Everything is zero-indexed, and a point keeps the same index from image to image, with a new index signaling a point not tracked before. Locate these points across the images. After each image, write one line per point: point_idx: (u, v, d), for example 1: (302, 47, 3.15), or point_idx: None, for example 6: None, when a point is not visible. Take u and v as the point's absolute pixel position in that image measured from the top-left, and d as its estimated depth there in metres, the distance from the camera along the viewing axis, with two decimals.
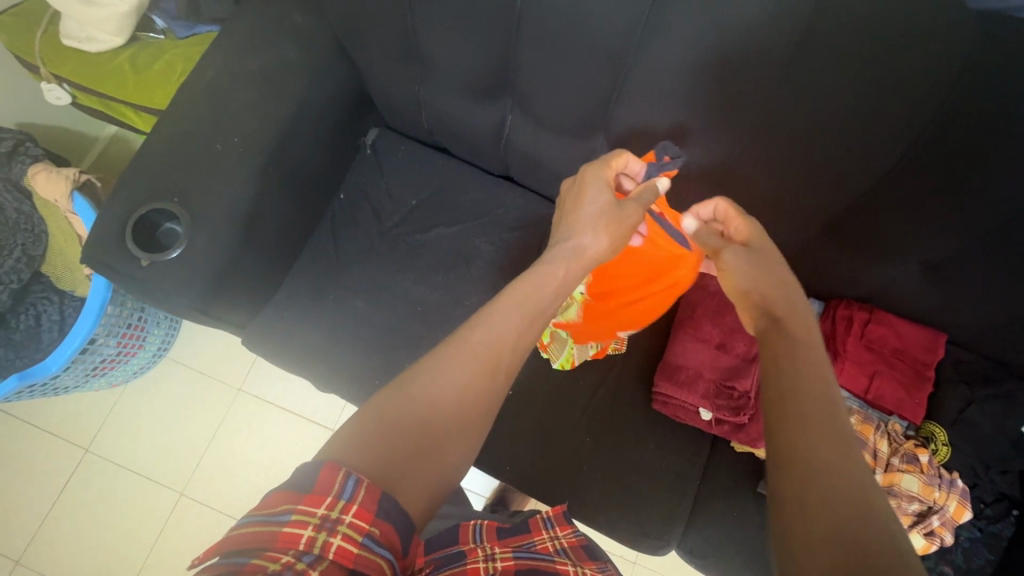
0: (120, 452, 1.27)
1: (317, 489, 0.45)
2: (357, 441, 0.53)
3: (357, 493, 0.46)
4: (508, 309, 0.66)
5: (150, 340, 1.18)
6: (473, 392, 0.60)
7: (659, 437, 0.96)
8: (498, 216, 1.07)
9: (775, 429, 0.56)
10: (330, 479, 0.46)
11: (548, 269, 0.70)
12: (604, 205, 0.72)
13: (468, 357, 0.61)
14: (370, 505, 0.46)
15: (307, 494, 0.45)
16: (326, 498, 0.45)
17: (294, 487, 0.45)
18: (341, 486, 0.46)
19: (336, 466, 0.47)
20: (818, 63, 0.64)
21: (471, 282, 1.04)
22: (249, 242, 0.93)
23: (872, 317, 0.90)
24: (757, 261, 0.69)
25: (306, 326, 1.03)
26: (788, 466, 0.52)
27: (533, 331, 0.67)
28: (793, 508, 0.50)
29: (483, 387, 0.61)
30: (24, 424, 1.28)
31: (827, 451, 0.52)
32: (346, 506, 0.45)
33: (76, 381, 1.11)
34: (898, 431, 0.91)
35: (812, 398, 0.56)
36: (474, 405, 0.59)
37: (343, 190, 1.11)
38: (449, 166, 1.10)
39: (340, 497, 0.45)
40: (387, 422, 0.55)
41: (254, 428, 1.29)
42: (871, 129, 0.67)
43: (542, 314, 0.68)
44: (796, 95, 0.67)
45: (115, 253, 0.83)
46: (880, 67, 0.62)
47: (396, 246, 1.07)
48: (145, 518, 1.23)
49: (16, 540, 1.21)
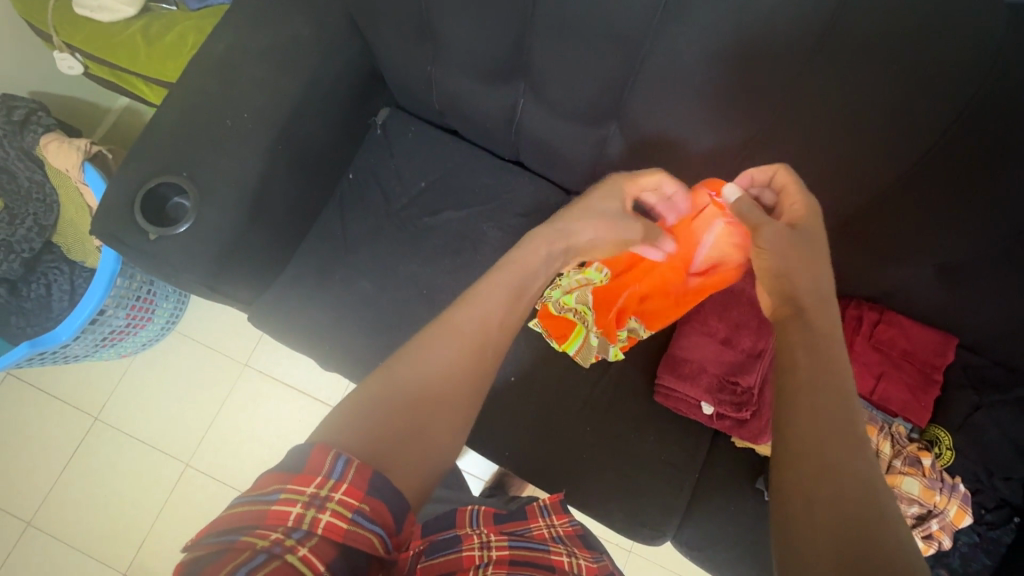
0: (129, 422, 1.30)
1: (307, 469, 0.46)
2: (357, 420, 0.53)
3: (347, 472, 0.46)
4: (491, 284, 0.68)
5: (158, 315, 1.19)
6: (459, 369, 0.60)
7: (660, 428, 0.95)
8: (507, 201, 1.07)
9: (784, 421, 0.55)
10: (320, 459, 0.46)
11: (534, 247, 0.74)
12: (605, 205, 0.78)
13: (453, 332, 0.62)
14: (360, 483, 0.46)
15: (296, 474, 0.45)
16: (315, 477, 0.45)
17: (286, 468, 0.46)
18: (330, 465, 0.46)
19: (326, 447, 0.47)
20: (840, 56, 0.62)
21: (478, 267, 1.04)
22: (257, 219, 0.93)
23: (882, 318, 0.89)
24: (798, 240, 0.66)
25: (312, 305, 1.03)
26: (797, 456, 0.52)
27: (521, 307, 0.69)
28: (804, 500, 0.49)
29: (468, 362, 0.61)
30: (36, 390, 1.31)
31: (841, 445, 0.51)
32: (335, 484, 0.45)
33: (87, 350, 1.13)
34: (902, 433, 0.88)
35: (829, 392, 0.55)
36: (472, 385, 0.60)
37: (352, 169, 1.11)
38: (459, 150, 1.09)
39: (329, 476, 0.45)
40: (379, 398, 0.55)
41: (259, 403, 1.31)
42: (889, 123, 0.65)
43: (529, 287, 0.71)
44: (813, 87, 0.65)
45: (124, 227, 0.83)
46: (909, 59, 0.60)
47: (404, 228, 1.06)
48: (152, 486, 1.26)
49: (26, 502, 1.25)
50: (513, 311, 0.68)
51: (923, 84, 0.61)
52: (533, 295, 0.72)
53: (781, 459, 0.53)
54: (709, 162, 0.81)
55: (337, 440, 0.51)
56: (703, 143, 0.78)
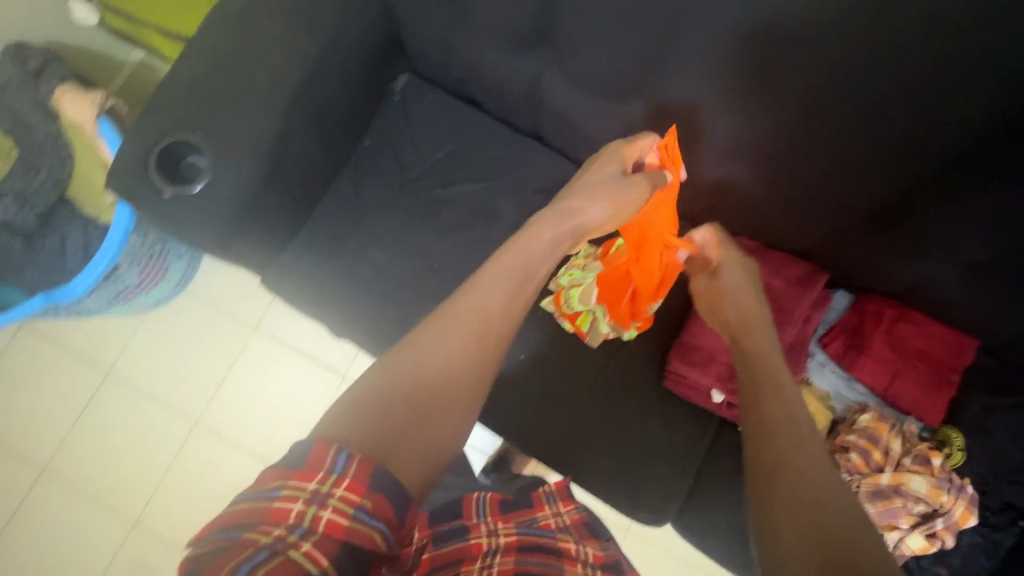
0: (140, 379, 1.31)
1: (308, 465, 0.45)
2: (352, 421, 0.51)
3: (349, 467, 0.46)
4: (488, 279, 0.67)
5: (170, 277, 1.19)
6: (459, 361, 0.59)
7: (666, 412, 0.95)
8: (524, 176, 1.05)
9: (755, 460, 0.61)
10: (321, 454, 0.46)
11: (536, 233, 0.74)
12: (609, 175, 0.79)
13: (451, 323, 0.62)
14: (361, 478, 0.46)
15: (298, 470, 0.45)
16: (317, 473, 0.45)
17: (286, 464, 0.46)
18: (331, 463, 0.46)
19: (327, 442, 0.47)
20: (891, 37, 0.58)
21: (491, 242, 1.02)
22: (271, 182, 0.92)
23: (902, 315, 0.87)
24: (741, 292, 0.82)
25: (323, 271, 1.02)
26: (770, 472, 0.59)
27: (519, 305, 0.68)
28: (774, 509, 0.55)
29: (466, 353, 0.60)
30: (49, 342, 1.32)
31: (801, 459, 0.59)
32: (337, 480, 0.45)
33: (99, 306, 1.13)
34: (913, 432, 0.85)
35: (784, 426, 0.63)
36: (475, 377, 0.60)
37: (367, 136, 1.08)
38: (478, 121, 1.06)
39: (330, 472, 0.45)
40: (379, 395, 0.54)
41: (268, 367, 1.32)
42: (932, 113, 0.61)
43: (530, 277, 0.70)
44: (855, 71, 0.61)
45: (137, 184, 0.82)
46: (967, 46, 0.55)
47: (418, 199, 1.05)
48: (161, 441, 1.29)
49: (40, 451, 1.28)
50: (512, 302, 0.67)
51: (974, 75, 0.57)
52: (533, 287, 0.71)
53: (760, 487, 0.58)
54: (736, 144, 0.78)
55: (339, 431, 0.50)
56: (733, 124, 0.75)
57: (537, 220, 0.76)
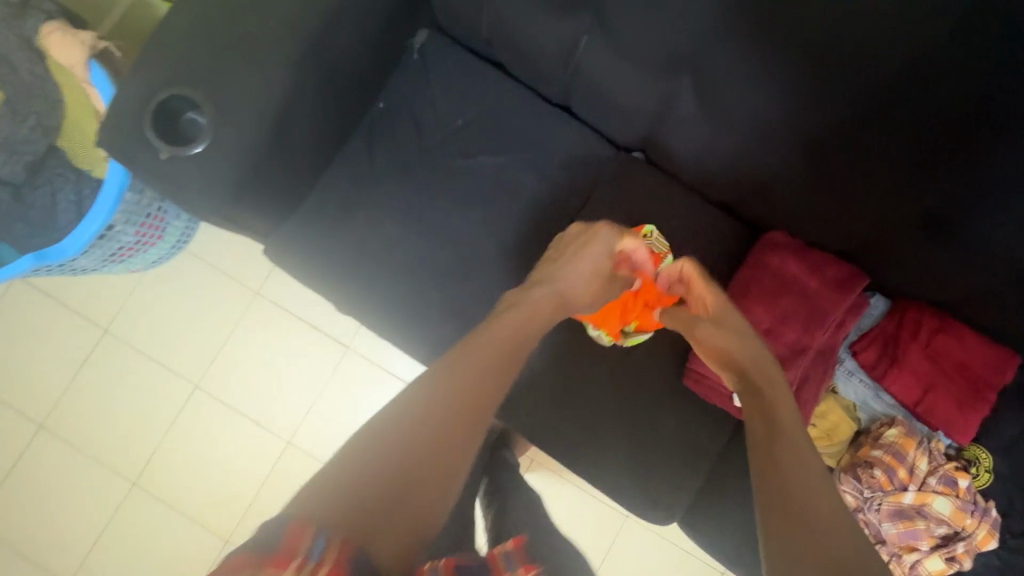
0: (138, 338, 1.28)
1: (281, 549, 0.40)
2: (337, 492, 0.48)
3: (327, 553, 0.41)
4: (478, 349, 0.68)
5: (169, 235, 1.13)
6: (449, 429, 0.58)
7: (682, 410, 0.92)
8: (549, 151, 0.97)
9: (763, 484, 0.60)
10: (296, 539, 0.41)
11: (531, 305, 0.76)
12: (598, 255, 0.82)
13: (443, 391, 0.61)
14: (341, 564, 0.41)
15: (268, 556, 0.39)
16: (290, 560, 0.39)
17: (255, 547, 0.40)
18: (309, 548, 0.41)
19: (305, 525, 0.43)
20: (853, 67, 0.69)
21: (511, 221, 0.96)
22: (278, 146, 0.85)
23: (943, 326, 0.81)
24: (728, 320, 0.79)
25: (330, 243, 0.96)
26: (773, 491, 0.58)
27: (509, 371, 0.68)
28: (778, 535, 0.54)
29: (458, 420, 0.59)
30: (44, 296, 1.28)
31: (807, 491, 0.57)
32: (313, 567, 0.40)
33: (95, 264, 1.09)
34: (940, 450, 0.84)
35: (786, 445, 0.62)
36: (461, 443, 0.59)
37: (383, 97, 1.00)
38: (503, 86, 0.98)
39: (307, 559, 0.40)
40: (366, 465, 0.51)
41: (271, 333, 1.28)
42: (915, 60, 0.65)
43: (524, 344, 0.73)
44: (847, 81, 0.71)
45: (133, 142, 0.75)
46: (934, 71, 0.66)
47: (435, 169, 0.98)
48: (161, 402, 1.27)
49: (38, 406, 1.26)
50: (528, 340, 0.74)
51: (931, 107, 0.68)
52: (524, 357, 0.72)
53: (767, 511, 0.57)
54: None
55: (316, 508, 0.46)
56: None
57: (517, 297, 0.78)
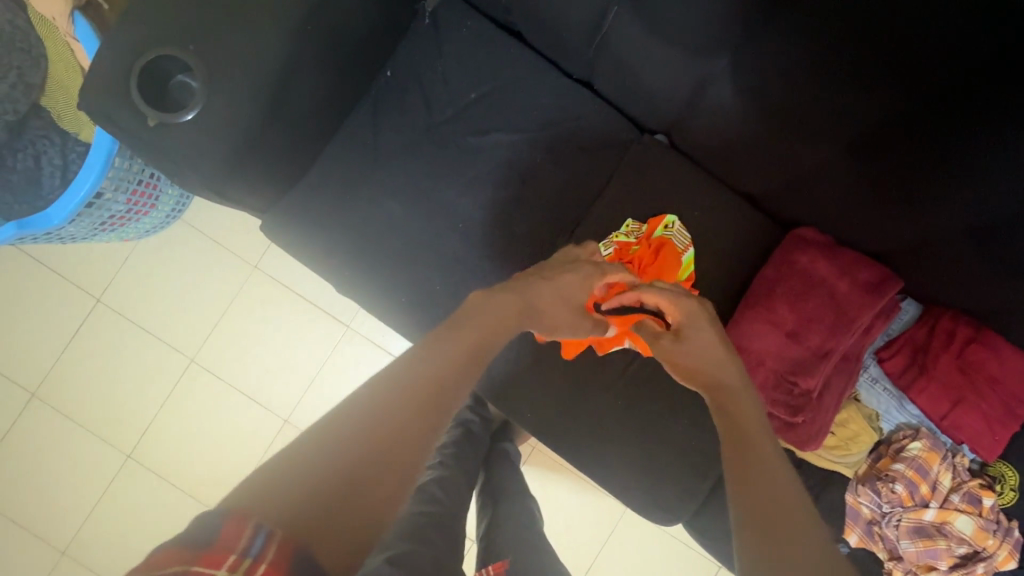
0: (132, 309, 1.24)
1: (219, 544, 0.34)
2: (282, 487, 0.42)
3: (268, 549, 0.35)
4: (443, 335, 0.61)
5: (163, 203, 1.08)
6: (407, 413, 0.51)
7: (694, 412, 0.88)
8: (568, 132, 0.91)
9: (736, 493, 0.52)
10: (236, 531, 0.35)
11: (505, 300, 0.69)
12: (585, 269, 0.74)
13: (399, 375, 0.55)
14: (282, 563, 0.35)
15: (203, 553, 0.34)
16: (227, 557, 0.34)
17: (187, 542, 0.34)
18: (247, 546, 0.35)
19: (245, 518, 0.37)
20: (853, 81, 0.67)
21: (523, 206, 0.91)
22: (277, 116, 0.79)
23: (979, 337, 0.75)
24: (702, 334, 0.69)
25: (331, 223, 0.91)
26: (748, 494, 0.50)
27: (479, 355, 0.62)
28: (751, 538, 0.47)
29: (417, 406, 0.53)
30: (34, 262, 1.23)
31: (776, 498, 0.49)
32: (252, 564, 0.34)
33: (84, 233, 1.03)
34: (964, 465, 0.82)
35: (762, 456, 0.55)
36: (422, 426, 0.52)
37: (390, 65, 0.93)
38: (522, 59, 0.91)
39: (245, 555, 0.34)
40: (319, 457, 0.45)
41: (268, 310, 1.24)
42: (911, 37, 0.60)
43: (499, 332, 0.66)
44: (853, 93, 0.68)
45: (118, 106, 0.69)
46: (949, 91, 0.63)
47: (445, 146, 0.92)
48: (156, 376, 1.24)
49: (30, 374, 1.23)
50: (504, 333, 0.67)
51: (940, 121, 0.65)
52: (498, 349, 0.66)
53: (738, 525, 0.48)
54: None
55: (264, 505, 0.40)
56: None
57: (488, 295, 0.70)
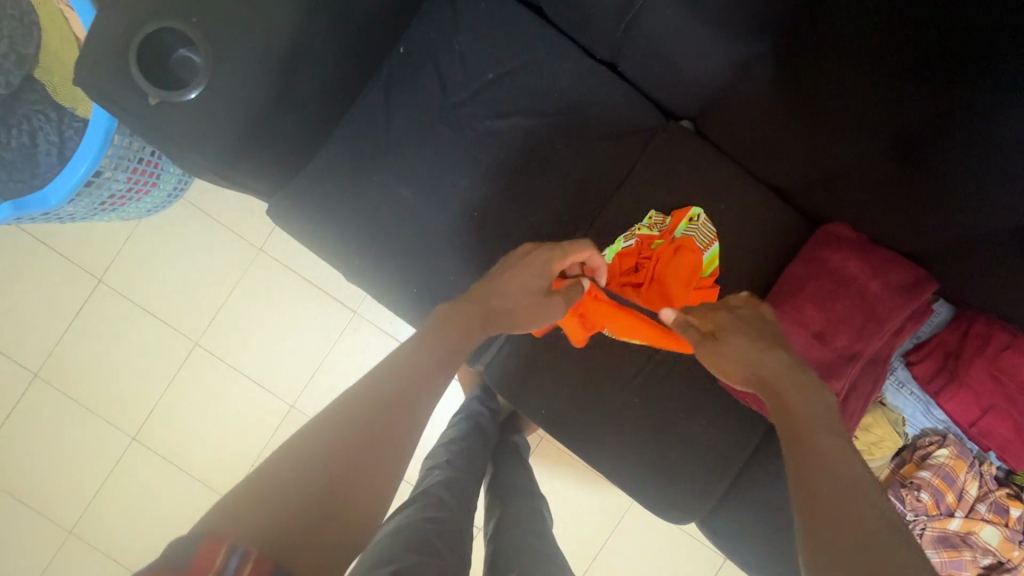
0: (135, 290, 1.21)
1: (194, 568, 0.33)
2: (255, 506, 0.40)
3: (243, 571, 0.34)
4: (413, 344, 0.62)
5: (164, 182, 1.03)
6: (373, 422, 0.51)
7: (713, 411, 0.87)
8: (590, 117, 0.86)
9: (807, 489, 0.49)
10: (211, 553, 0.34)
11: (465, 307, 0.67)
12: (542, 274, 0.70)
13: (368, 386, 0.55)
14: None
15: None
16: None
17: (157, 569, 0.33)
18: (220, 569, 0.33)
19: (218, 541, 0.35)
20: (872, 78, 0.66)
21: (542, 195, 0.87)
22: (286, 95, 0.75)
23: (1014, 343, 0.72)
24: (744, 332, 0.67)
25: (340, 209, 0.87)
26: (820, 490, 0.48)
27: (444, 360, 0.62)
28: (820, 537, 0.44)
29: (382, 413, 0.52)
30: (34, 241, 1.19)
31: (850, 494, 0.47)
32: None
33: (84, 212, 0.99)
34: (991, 474, 0.81)
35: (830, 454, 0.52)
36: (390, 435, 0.51)
37: (404, 43, 0.89)
38: (542, 39, 0.86)
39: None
40: (290, 475, 0.44)
41: (274, 294, 1.21)
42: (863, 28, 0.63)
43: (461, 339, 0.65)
44: (869, 90, 0.67)
45: (117, 82, 0.65)
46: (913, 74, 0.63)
47: (461, 130, 0.87)
48: (160, 358, 1.22)
49: (32, 354, 1.21)
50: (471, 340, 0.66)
51: (955, 122, 0.63)
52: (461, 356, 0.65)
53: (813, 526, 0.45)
54: None
55: (239, 526, 0.38)
56: None
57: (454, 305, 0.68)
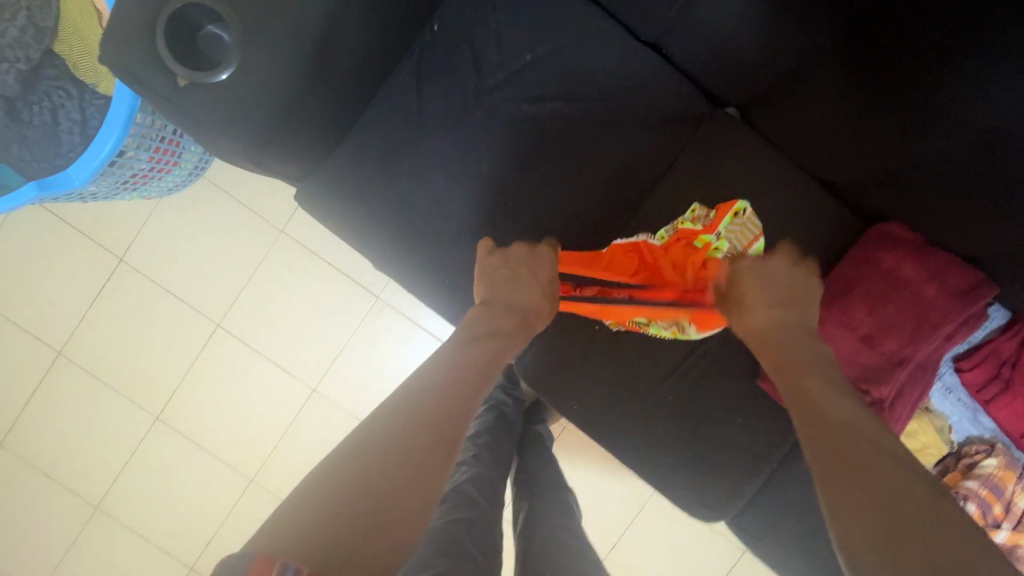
0: (156, 270, 1.19)
1: None
2: (302, 514, 0.42)
3: None
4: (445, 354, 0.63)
5: (186, 162, 0.99)
6: (415, 432, 0.51)
7: (750, 410, 0.85)
8: (633, 102, 0.82)
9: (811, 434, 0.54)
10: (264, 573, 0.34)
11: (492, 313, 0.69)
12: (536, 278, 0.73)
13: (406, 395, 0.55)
14: None
15: None
16: None
17: None
18: None
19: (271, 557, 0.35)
20: (909, 71, 0.65)
21: (580, 184, 0.83)
22: (317, 75, 0.71)
23: None
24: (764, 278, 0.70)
25: (369, 195, 0.84)
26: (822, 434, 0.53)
27: (478, 369, 0.62)
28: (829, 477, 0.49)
29: (422, 420, 0.52)
30: (55, 218, 1.18)
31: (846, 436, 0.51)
32: None
33: (107, 191, 0.96)
34: None
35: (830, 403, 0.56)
36: (431, 445, 0.51)
37: (438, 19, 0.84)
38: (584, 17, 0.81)
39: None
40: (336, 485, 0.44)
41: (295, 276, 1.19)
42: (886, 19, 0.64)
43: (491, 347, 0.66)
44: (905, 85, 0.66)
45: (144, 61, 0.62)
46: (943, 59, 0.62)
47: (496, 114, 0.83)
48: (182, 339, 1.21)
49: (56, 332, 1.20)
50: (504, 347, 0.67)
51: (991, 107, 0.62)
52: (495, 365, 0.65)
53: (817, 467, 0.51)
54: None
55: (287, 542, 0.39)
56: None
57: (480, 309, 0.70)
